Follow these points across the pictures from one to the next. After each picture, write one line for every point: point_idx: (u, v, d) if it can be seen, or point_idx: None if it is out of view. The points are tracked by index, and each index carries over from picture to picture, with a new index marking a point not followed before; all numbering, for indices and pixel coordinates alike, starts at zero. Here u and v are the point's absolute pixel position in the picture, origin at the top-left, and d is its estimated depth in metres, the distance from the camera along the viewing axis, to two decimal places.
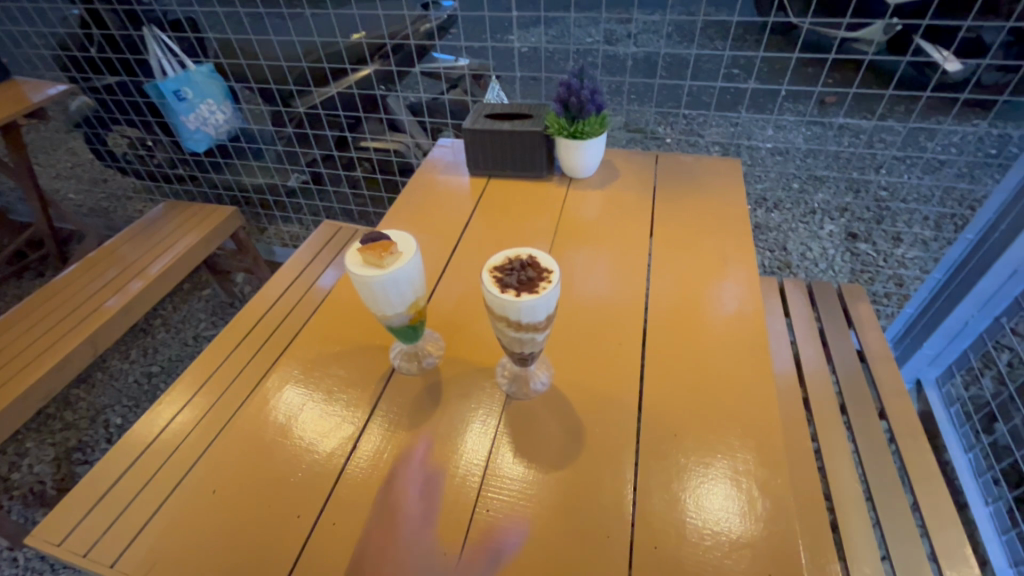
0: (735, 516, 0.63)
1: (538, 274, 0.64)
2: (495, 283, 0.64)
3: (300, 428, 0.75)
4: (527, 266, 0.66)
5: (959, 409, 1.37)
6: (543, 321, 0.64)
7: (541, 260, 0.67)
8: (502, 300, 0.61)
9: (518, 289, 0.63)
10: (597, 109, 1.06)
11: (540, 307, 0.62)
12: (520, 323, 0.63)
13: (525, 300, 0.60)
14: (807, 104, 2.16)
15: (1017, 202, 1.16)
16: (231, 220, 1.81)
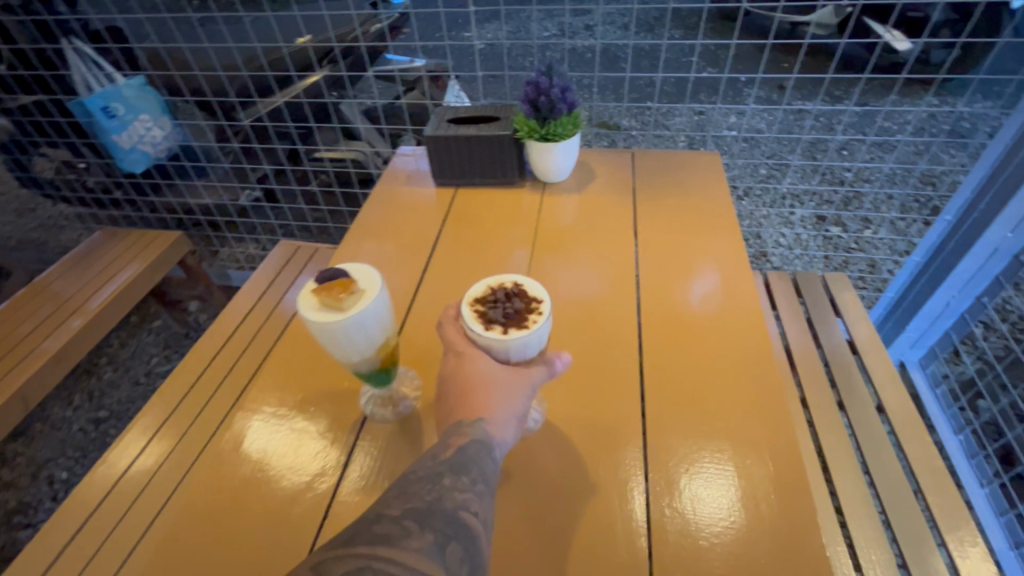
0: (764, 554, 0.56)
1: (527, 306, 0.59)
2: (481, 319, 0.59)
3: (276, 470, 0.68)
4: (516, 297, 0.61)
5: (947, 388, 1.36)
6: (535, 356, 0.61)
7: (530, 287, 0.62)
8: (488, 339, 0.57)
9: (507, 325, 0.58)
10: (568, 107, 0.98)
11: (531, 342, 0.58)
12: (510, 360, 0.59)
13: (513, 338, 0.56)
14: (773, 92, 2.14)
15: (994, 181, 1.14)
16: (179, 244, 1.66)
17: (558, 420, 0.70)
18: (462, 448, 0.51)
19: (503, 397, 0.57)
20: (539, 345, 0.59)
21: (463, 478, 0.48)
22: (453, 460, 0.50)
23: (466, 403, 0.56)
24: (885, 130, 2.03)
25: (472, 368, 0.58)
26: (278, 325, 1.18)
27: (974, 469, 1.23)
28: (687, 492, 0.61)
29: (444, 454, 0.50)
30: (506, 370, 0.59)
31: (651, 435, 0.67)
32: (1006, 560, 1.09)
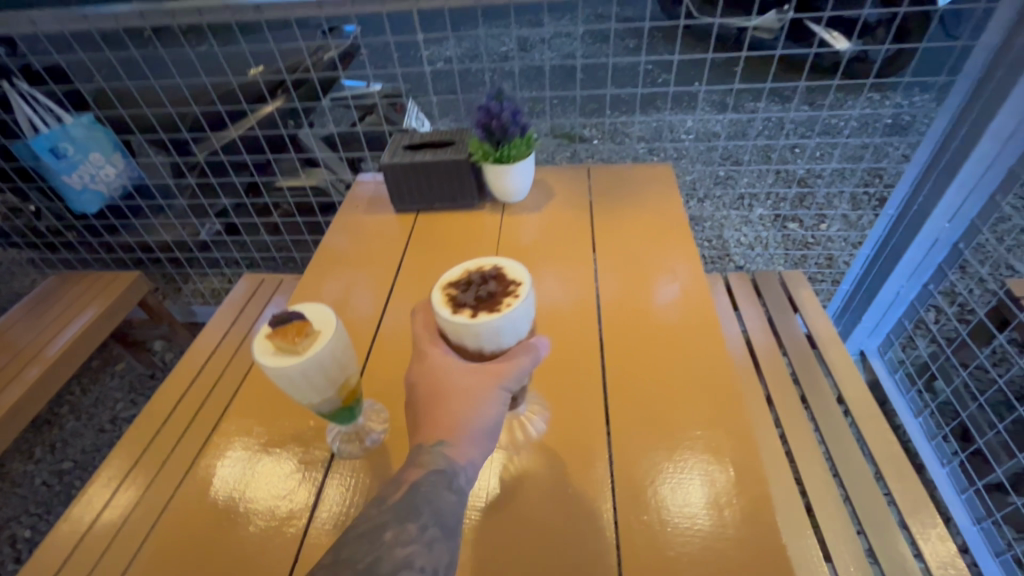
0: (727, 566, 0.57)
1: (502, 289, 0.61)
2: (452, 301, 0.61)
3: (250, 507, 0.67)
4: (494, 280, 0.63)
5: (905, 372, 1.42)
6: (512, 342, 0.61)
7: (512, 269, 0.65)
8: (455, 322, 0.58)
9: (479, 307, 0.60)
10: (520, 130, 1.00)
11: (502, 326, 0.59)
12: (482, 344, 0.60)
13: (480, 321, 0.57)
14: (725, 96, 2.20)
15: (928, 176, 1.20)
16: (137, 286, 1.61)
17: (525, 443, 0.70)
18: (408, 491, 0.50)
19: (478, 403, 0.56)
20: (516, 328, 0.60)
21: (410, 526, 0.48)
22: (405, 502, 0.49)
23: (436, 415, 0.56)
24: (832, 127, 2.10)
25: (444, 374, 0.58)
26: (245, 361, 1.16)
27: (935, 450, 1.28)
28: (654, 506, 0.63)
29: (409, 489, 0.51)
30: (472, 377, 0.58)
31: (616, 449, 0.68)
32: (971, 537, 1.14)
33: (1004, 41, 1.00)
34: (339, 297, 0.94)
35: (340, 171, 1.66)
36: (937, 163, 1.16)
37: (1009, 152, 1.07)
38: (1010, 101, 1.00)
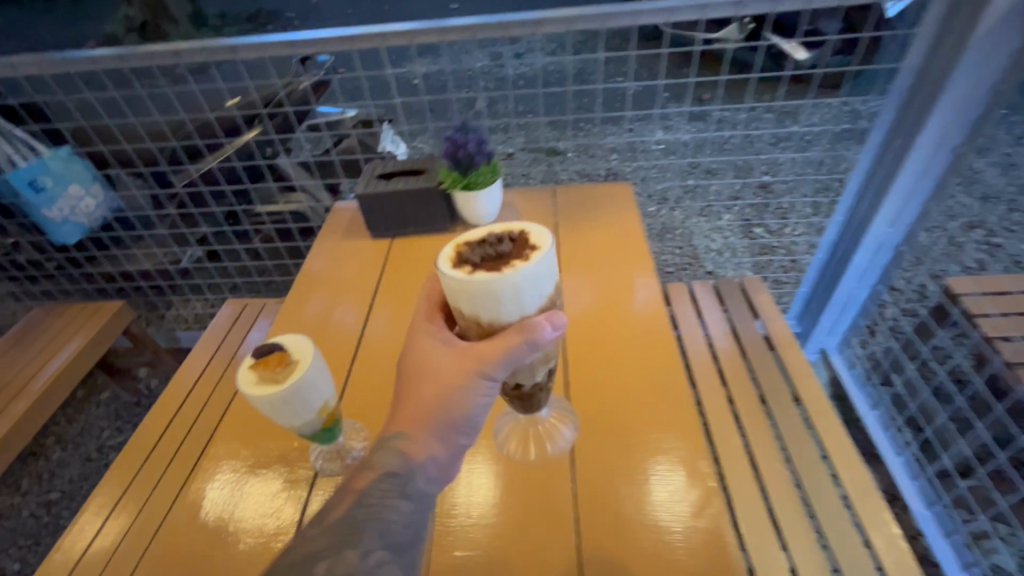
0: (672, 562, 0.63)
1: (517, 253, 0.62)
2: (462, 256, 0.63)
3: (239, 527, 0.71)
4: (517, 244, 0.65)
5: (864, 369, 1.50)
6: (512, 309, 0.61)
7: (541, 234, 0.66)
8: (453, 277, 0.60)
9: (484, 265, 0.61)
10: (485, 158, 1.06)
11: (499, 290, 0.59)
12: (477, 305, 0.61)
13: (474, 278, 0.58)
14: (690, 106, 2.28)
15: (868, 187, 1.27)
16: (119, 315, 1.63)
17: (498, 456, 0.76)
18: (348, 512, 0.53)
19: (454, 392, 0.60)
20: (516, 292, 0.60)
21: (349, 553, 0.49)
22: (343, 527, 0.51)
23: (410, 401, 0.61)
24: (794, 132, 2.18)
25: (431, 358, 0.63)
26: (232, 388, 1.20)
27: (892, 441, 1.36)
28: (613, 506, 0.69)
29: (360, 506, 0.53)
30: (450, 362, 0.61)
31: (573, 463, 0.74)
32: (926, 523, 1.21)
33: (926, 61, 1.06)
34: (320, 322, 0.99)
35: (319, 195, 1.71)
36: (876, 172, 1.23)
37: (937, 164, 1.15)
38: (933, 119, 1.08)
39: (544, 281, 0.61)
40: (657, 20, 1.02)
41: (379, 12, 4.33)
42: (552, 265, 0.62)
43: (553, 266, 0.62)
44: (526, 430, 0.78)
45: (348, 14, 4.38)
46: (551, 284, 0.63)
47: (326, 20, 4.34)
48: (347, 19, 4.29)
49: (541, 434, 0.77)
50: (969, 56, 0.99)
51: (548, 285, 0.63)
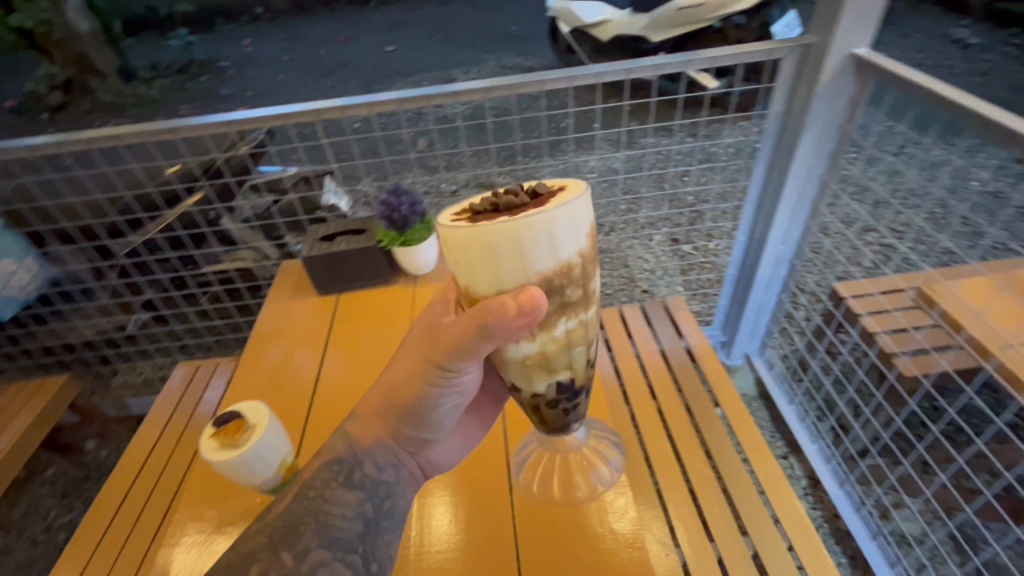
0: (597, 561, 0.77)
1: (519, 207, 0.57)
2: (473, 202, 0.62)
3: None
4: (536, 200, 0.59)
5: (784, 366, 1.66)
6: (489, 271, 0.57)
7: (571, 193, 0.57)
8: (440, 222, 0.59)
9: (476, 214, 0.58)
10: (419, 216, 1.19)
11: (469, 243, 0.55)
12: (452, 256, 0.59)
13: (448, 226, 0.56)
14: (618, 135, 2.42)
15: (758, 213, 1.44)
16: (65, 391, 1.61)
17: (454, 493, 0.87)
18: (287, 510, 0.64)
19: (412, 376, 0.68)
20: (490, 248, 0.55)
21: (285, 555, 0.60)
22: (284, 525, 0.63)
23: (376, 392, 0.72)
24: (713, 153, 2.36)
25: (405, 352, 0.72)
26: (185, 458, 1.21)
27: (808, 430, 1.53)
28: (555, 523, 0.82)
29: (304, 502, 0.65)
30: (413, 354, 0.69)
31: (565, 490, 0.85)
32: (840, 500, 1.38)
33: (787, 107, 1.24)
34: (280, 369, 1.08)
35: (267, 250, 1.77)
36: (765, 198, 1.40)
37: (812, 189, 1.33)
38: (800, 152, 1.26)
39: (524, 245, 0.54)
40: (563, 84, 1.15)
41: (317, 57, 4.40)
42: (544, 228, 0.54)
43: (549, 228, 0.54)
44: (563, 460, 0.88)
45: (285, 61, 4.43)
46: (541, 254, 0.56)
47: (264, 67, 4.37)
48: (285, 66, 4.33)
49: (581, 467, 0.88)
50: (819, 103, 1.17)
51: (537, 256, 0.56)
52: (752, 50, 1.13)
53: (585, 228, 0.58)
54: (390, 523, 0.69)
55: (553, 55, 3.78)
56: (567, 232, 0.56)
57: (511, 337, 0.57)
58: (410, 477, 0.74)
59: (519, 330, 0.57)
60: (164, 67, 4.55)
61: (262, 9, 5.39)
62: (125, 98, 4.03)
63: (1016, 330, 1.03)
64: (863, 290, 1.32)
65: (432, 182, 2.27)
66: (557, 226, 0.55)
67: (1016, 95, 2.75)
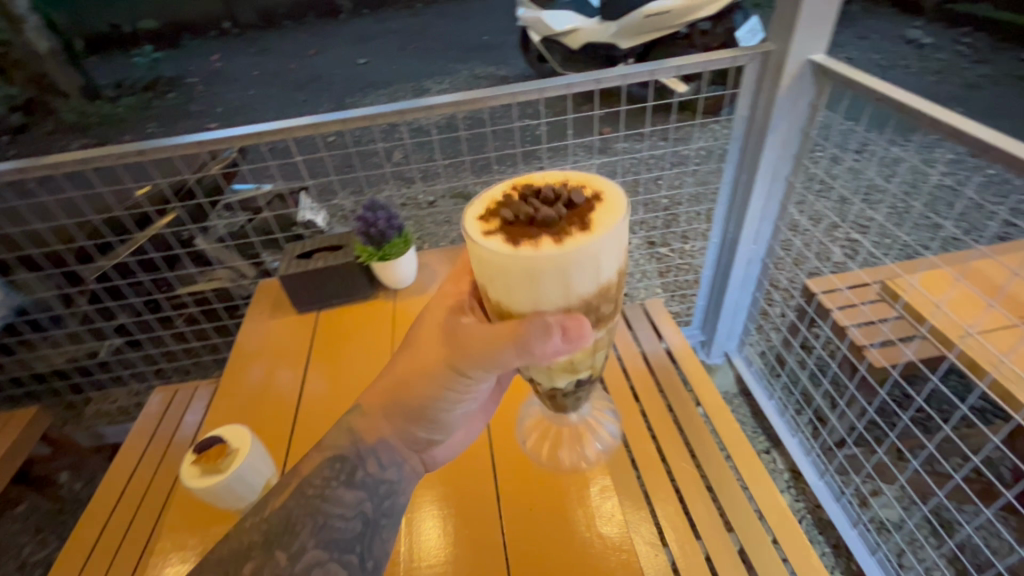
0: (586, 565, 0.79)
1: (560, 231, 0.61)
2: (503, 214, 0.63)
3: None
4: (573, 221, 0.63)
5: (762, 362, 1.70)
6: (531, 294, 0.62)
7: (609, 218, 0.62)
8: (477, 241, 0.62)
9: (515, 235, 0.61)
10: (397, 231, 1.18)
11: (515, 270, 0.59)
12: (490, 275, 0.63)
13: (491, 250, 0.59)
14: (591, 141, 2.46)
15: (729, 215, 1.48)
16: (40, 420, 1.57)
17: (444, 507, 0.87)
18: (283, 505, 0.68)
19: (425, 380, 0.72)
20: (534, 274, 0.59)
21: (280, 554, 0.64)
22: (280, 522, 0.66)
23: (382, 391, 0.76)
24: (684, 156, 2.41)
25: (412, 354, 0.75)
26: (163, 489, 1.17)
27: (787, 424, 1.56)
28: (544, 528, 0.83)
29: (303, 500, 0.68)
30: (424, 358, 0.73)
31: (573, 461, 0.92)
32: (820, 491, 1.41)
33: (750, 111, 1.28)
34: (262, 389, 1.06)
35: (244, 269, 1.74)
36: (736, 199, 1.44)
37: (779, 189, 1.37)
38: (767, 154, 1.30)
39: (571, 273, 0.60)
40: (534, 96, 1.17)
41: (288, 72, 4.37)
42: (590, 257, 0.59)
43: (591, 255, 0.59)
44: (558, 433, 0.96)
45: (255, 76, 4.39)
46: (581, 277, 0.61)
47: (234, 82, 4.32)
48: (256, 81, 4.29)
49: (575, 439, 0.96)
50: (779, 107, 1.22)
51: (579, 280, 0.61)
52: (715, 57, 1.17)
53: (620, 250, 0.63)
54: (389, 521, 0.73)
55: (525, 63, 3.82)
56: (608, 258, 0.61)
57: (550, 358, 0.60)
58: (411, 473, 0.78)
59: (560, 352, 0.61)
60: (129, 85, 4.46)
61: (230, 24, 5.32)
62: (91, 121, 3.95)
63: (971, 321, 1.07)
64: (833, 286, 1.37)
65: (410, 194, 2.28)
66: (600, 253, 0.60)
67: (967, 92, 2.88)
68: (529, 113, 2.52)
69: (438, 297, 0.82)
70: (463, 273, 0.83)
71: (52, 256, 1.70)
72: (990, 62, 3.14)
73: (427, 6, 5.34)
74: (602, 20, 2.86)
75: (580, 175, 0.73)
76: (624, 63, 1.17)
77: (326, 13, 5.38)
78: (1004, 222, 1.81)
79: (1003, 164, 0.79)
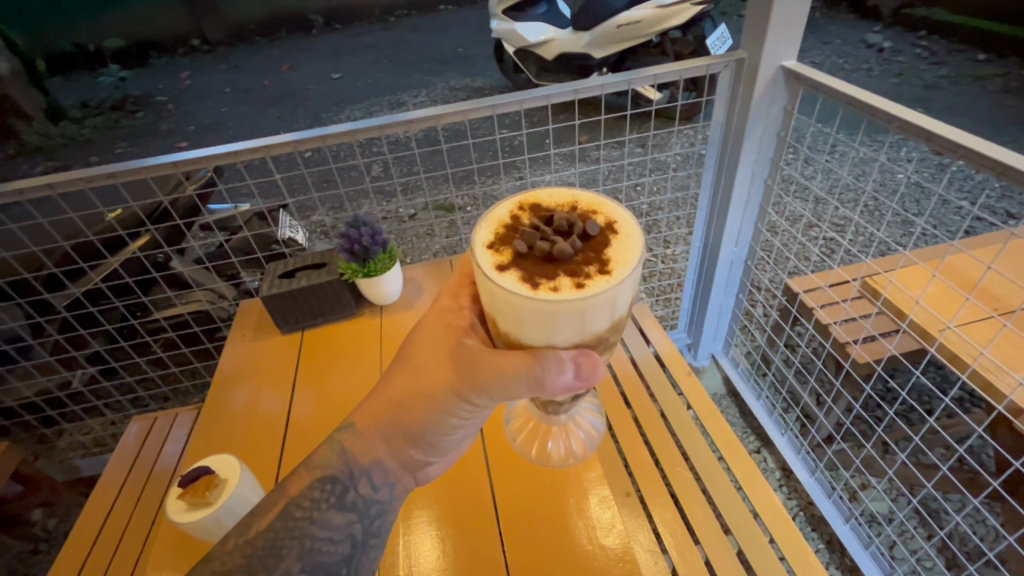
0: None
1: (576, 269, 0.63)
2: (516, 247, 0.65)
3: None
4: (588, 257, 0.65)
5: (749, 362, 1.71)
6: (545, 333, 0.64)
7: (626, 255, 0.64)
8: (490, 275, 0.62)
9: (532, 273, 0.63)
10: (382, 247, 1.17)
11: (532, 311, 0.61)
12: (502, 309, 0.64)
13: (507, 290, 0.60)
14: (569, 150, 2.48)
15: (711, 218, 1.50)
16: (9, 455, 1.46)
17: (441, 526, 0.86)
18: (269, 527, 0.68)
19: (428, 405, 0.73)
20: (550, 316, 0.61)
21: None
22: (267, 543, 0.67)
23: (381, 413, 0.76)
24: (661, 163, 2.44)
25: (410, 376, 0.76)
26: (143, 526, 1.12)
27: (776, 424, 1.57)
28: (545, 543, 0.82)
29: (289, 522, 0.69)
30: (427, 383, 0.74)
31: (563, 458, 0.94)
32: (812, 489, 1.42)
33: (727, 118, 1.31)
34: (247, 414, 1.03)
35: (224, 290, 1.70)
36: (716, 205, 1.46)
37: (757, 193, 1.40)
38: (743, 159, 1.33)
39: (588, 314, 0.62)
40: (514, 108, 1.17)
41: (260, 88, 4.31)
42: (609, 300, 0.61)
43: (610, 300, 0.61)
44: (545, 428, 0.98)
45: (227, 93, 4.32)
46: (597, 317, 0.63)
47: (205, 100, 4.24)
48: (227, 98, 4.22)
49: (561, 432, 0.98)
50: (754, 113, 1.24)
51: (594, 320, 0.64)
52: (689, 66, 1.19)
53: (634, 287, 0.65)
54: (377, 540, 0.74)
55: (500, 74, 3.84)
56: (623, 297, 0.64)
57: (559, 391, 0.64)
58: (403, 492, 0.79)
59: (571, 387, 0.65)
60: (95, 105, 4.35)
61: (199, 41, 5.24)
62: (55, 144, 3.85)
63: (950, 315, 1.09)
64: (813, 285, 1.40)
65: (391, 209, 2.26)
66: (618, 295, 0.62)
67: (927, 92, 3.00)
68: (507, 123, 2.53)
69: (431, 314, 0.82)
70: (460, 288, 0.84)
71: (20, 284, 1.64)
72: (947, 64, 3.27)
73: (400, 19, 5.35)
74: (575, 30, 2.89)
75: (588, 197, 0.74)
76: (602, 73, 1.18)
77: (298, 28, 5.33)
78: (969, 217, 1.88)
79: (967, 161, 0.82)
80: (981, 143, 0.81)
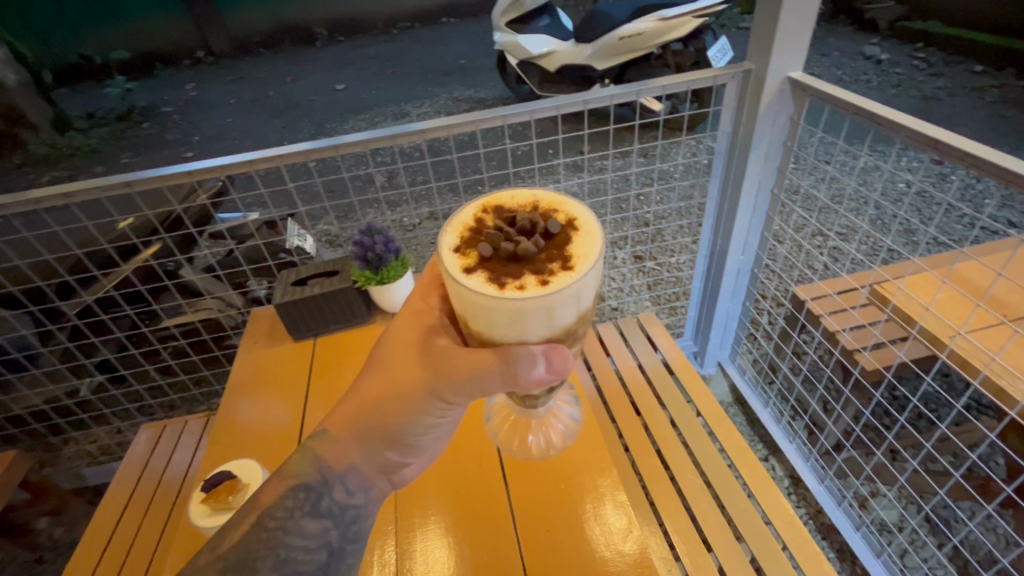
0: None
1: (541, 267, 0.64)
2: (479, 249, 0.65)
3: None
4: (552, 254, 0.66)
5: (756, 369, 1.72)
6: (514, 331, 0.65)
7: (587, 251, 0.65)
8: (456, 279, 0.64)
9: (497, 273, 0.64)
10: (394, 255, 1.18)
11: (499, 310, 0.62)
12: (472, 311, 0.65)
13: (473, 292, 0.61)
14: (573, 159, 2.50)
15: (717, 226, 1.52)
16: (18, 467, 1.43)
17: (456, 531, 0.86)
18: (240, 541, 0.68)
19: (405, 406, 0.74)
20: (517, 313, 0.62)
21: None
22: (239, 556, 0.66)
23: (356, 414, 0.76)
24: (664, 171, 2.46)
25: (386, 377, 0.76)
26: (152, 536, 1.12)
27: (784, 432, 1.58)
28: (565, 547, 0.82)
29: (262, 533, 0.69)
30: (404, 384, 0.74)
31: (544, 450, 0.96)
32: (823, 498, 1.41)
33: (734, 128, 1.33)
34: (258, 420, 1.04)
35: (233, 298, 1.70)
36: (721, 212, 1.48)
37: (763, 201, 1.41)
38: (749, 168, 1.34)
39: (555, 310, 0.63)
40: (525, 117, 1.19)
41: (265, 99, 4.36)
42: (574, 293, 0.62)
43: (575, 294, 0.62)
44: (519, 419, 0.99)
45: (232, 104, 4.37)
46: (566, 313, 0.64)
47: (210, 111, 4.29)
48: (233, 109, 4.27)
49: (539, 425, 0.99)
50: (762, 123, 1.26)
51: (562, 315, 0.65)
52: (698, 78, 1.20)
53: (599, 280, 0.66)
54: (353, 547, 0.74)
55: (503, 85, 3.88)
56: (589, 290, 0.65)
57: (533, 385, 0.65)
58: (378, 496, 0.79)
59: (543, 381, 0.66)
60: (102, 115, 4.40)
61: (204, 52, 5.31)
62: (63, 154, 3.90)
63: (960, 321, 1.10)
64: (823, 293, 1.41)
65: (395, 218, 2.27)
66: (583, 289, 0.63)
67: (926, 104, 3.02)
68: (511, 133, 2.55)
69: (404, 314, 0.82)
70: (431, 289, 0.84)
71: (32, 293, 1.66)
72: (945, 75, 3.30)
73: (404, 31, 5.41)
74: (577, 42, 2.92)
75: (549, 195, 0.74)
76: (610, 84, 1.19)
77: (303, 40, 5.39)
78: (973, 227, 1.89)
79: (974, 169, 0.84)
80: (987, 150, 0.82)
